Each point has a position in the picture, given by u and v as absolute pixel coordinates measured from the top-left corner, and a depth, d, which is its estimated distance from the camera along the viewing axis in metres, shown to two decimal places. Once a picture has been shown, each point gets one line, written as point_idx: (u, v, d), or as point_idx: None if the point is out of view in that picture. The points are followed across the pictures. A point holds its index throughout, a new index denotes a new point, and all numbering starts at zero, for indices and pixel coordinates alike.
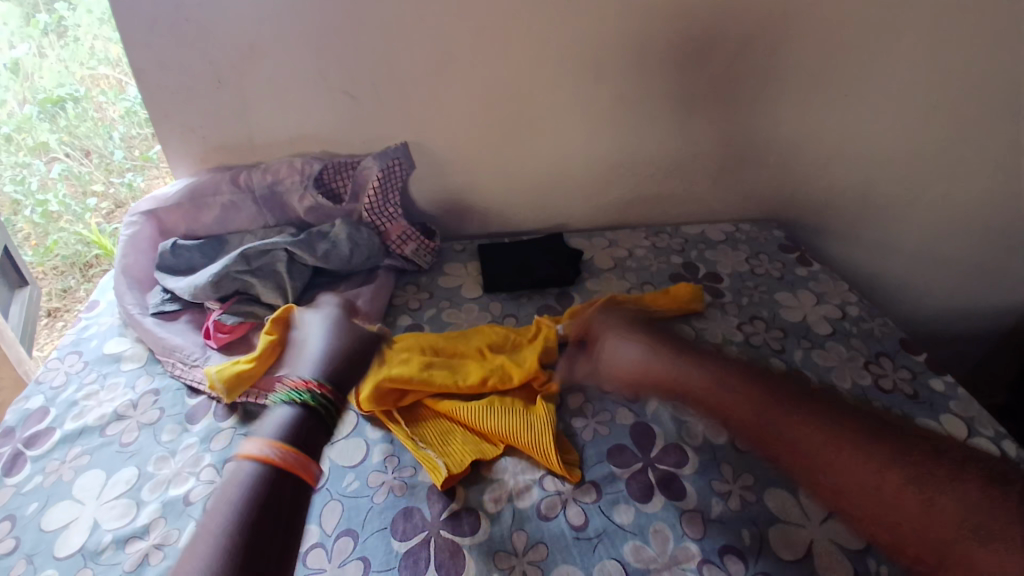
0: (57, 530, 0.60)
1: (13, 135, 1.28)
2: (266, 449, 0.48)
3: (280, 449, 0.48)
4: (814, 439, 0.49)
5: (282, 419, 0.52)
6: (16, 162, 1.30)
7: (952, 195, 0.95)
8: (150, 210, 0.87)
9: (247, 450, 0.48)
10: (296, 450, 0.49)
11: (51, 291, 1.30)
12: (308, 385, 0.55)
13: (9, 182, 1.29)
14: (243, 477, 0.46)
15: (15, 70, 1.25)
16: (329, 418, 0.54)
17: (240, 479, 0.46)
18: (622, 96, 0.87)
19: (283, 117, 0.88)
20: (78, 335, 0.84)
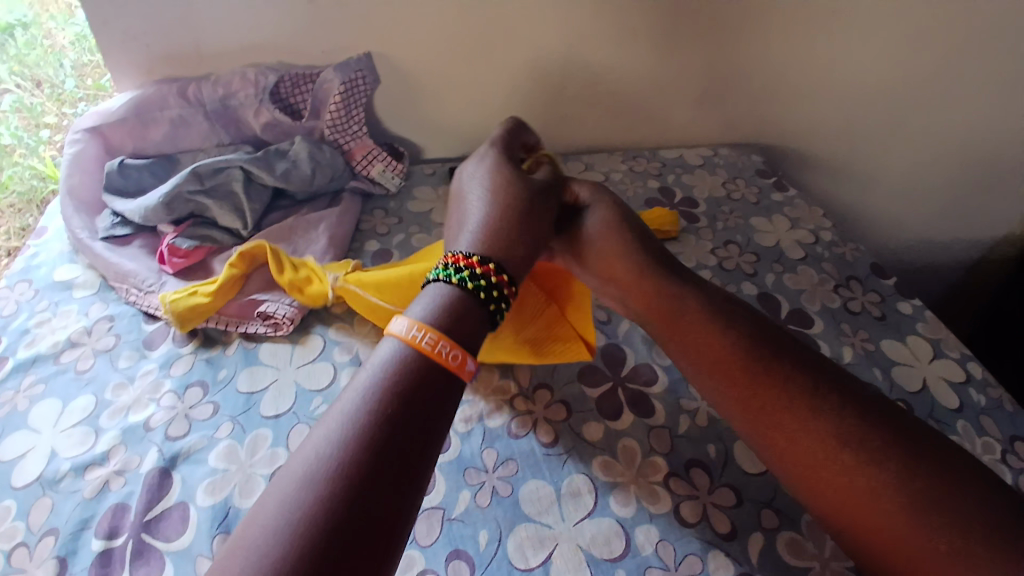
0: (14, 459, 0.59)
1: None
2: (416, 333, 0.46)
3: (435, 337, 0.46)
4: (820, 423, 0.47)
5: (443, 292, 0.50)
6: None
7: (933, 122, 0.93)
8: (94, 126, 0.80)
9: (395, 328, 0.46)
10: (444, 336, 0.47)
11: (8, 230, 1.01)
12: (464, 262, 0.53)
13: None
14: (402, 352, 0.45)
15: None
16: (495, 306, 0.52)
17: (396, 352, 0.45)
18: (602, 6, 0.81)
19: (233, 22, 0.80)
20: (27, 263, 0.79)
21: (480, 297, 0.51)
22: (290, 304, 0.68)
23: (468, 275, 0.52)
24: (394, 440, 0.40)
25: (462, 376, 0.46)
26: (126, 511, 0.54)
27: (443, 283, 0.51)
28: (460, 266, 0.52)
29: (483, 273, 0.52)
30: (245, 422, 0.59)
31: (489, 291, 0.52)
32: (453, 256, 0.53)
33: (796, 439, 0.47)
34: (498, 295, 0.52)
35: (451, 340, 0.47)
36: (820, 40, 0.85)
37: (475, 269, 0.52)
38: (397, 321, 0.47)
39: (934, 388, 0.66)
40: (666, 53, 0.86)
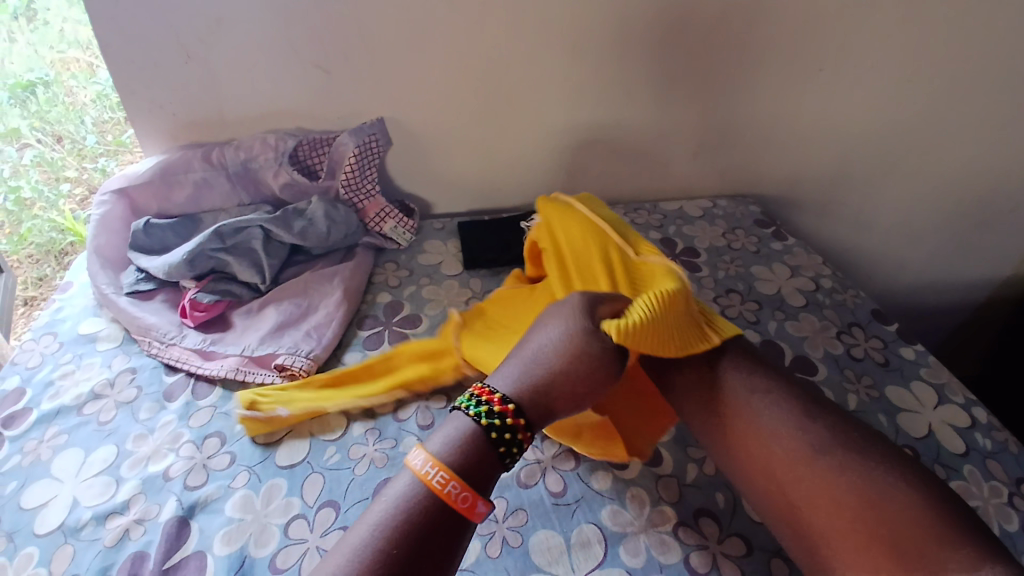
0: (35, 508, 0.60)
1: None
2: (429, 469, 0.47)
3: (439, 472, 0.47)
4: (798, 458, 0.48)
5: (460, 428, 0.49)
6: None
7: (924, 171, 0.96)
8: (121, 188, 0.85)
9: (413, 458, 0.48)
10: (458, 480, 0.46)
11: (26, 279, 1.26)
12: (489, 396, 0.51)
13: None
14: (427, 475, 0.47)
15: None
16: (508, 448, 0.50)
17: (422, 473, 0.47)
18: (601, 68, 0.86)
19: (256, 92, 0.86)
20: (52, 317, 0.82)
21: (492, 436, 0.49)
22: (305, 356, 0.71)
23: (485, 410, 0.50)
24: (418, 547, 0.43)
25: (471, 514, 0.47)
26: (144, 560, 0.55)
27: (464, 415, 0.50)
28: (474, 396, 0.52)
29: (502, 412, 0.50)
30: (261, 471, 0.61)
31: (502, 432, 0.49)
32: (479, 387, 0.53)
33: (774, 469, 0.49)
34: (508, 432, 0.50)
35: (463, 481, 0.47)
36: (809, 96, 0.90)
37: (487, 402, 0.51)
38: (414, 452, 0.49)
39: (940, 433, 0.66)
40: (663, 111, 0.91)
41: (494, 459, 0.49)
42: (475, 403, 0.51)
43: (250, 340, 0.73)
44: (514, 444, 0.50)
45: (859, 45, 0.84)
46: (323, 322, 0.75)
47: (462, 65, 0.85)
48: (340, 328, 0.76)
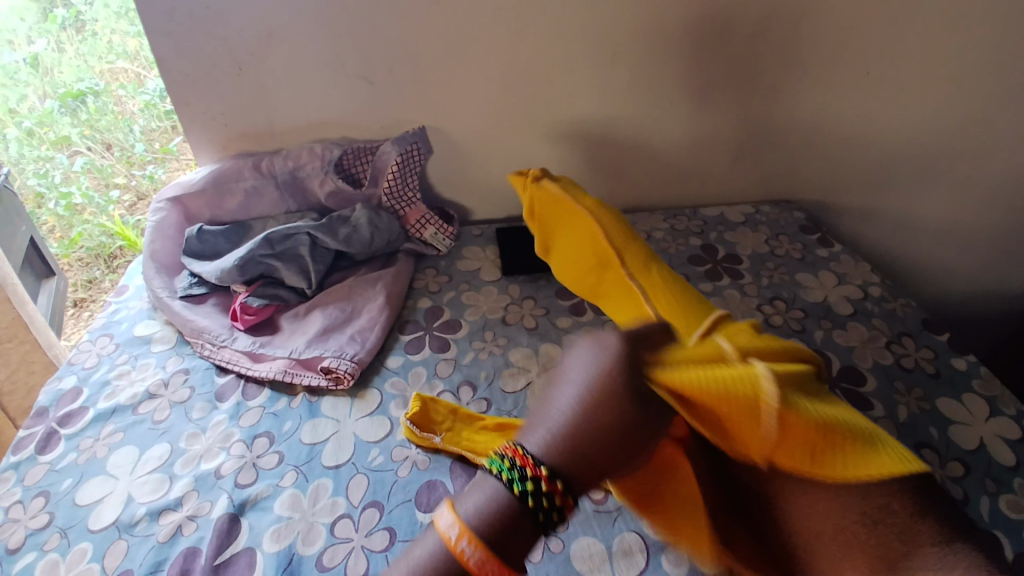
0: (90, 504, 0.63)
1: (35, 130, 1.33)
2: (455, 535, 0.38)
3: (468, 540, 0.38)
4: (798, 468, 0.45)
5: (487, 490, 0.40)
6: (40, 156, 1.35)
7: (979, 177, 0.92)
8: (176, 197, 0.89)
9: (440, 518, 0.40)
10: (484, 548, 0.38)
11: (76, 281, 1.34)
12: (520, 457, 0.40)
13: (33, 176, 1.34)
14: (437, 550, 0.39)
15: (36, 65, 1.31)
16: (545, 519, 0.39)
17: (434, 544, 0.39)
18: (642, 77, 0.86)
19: (302, 103, 0.89)
20: (109, 319, 0.86)
21: (528, 505, 0.39)
22: (350, 359, 0.72)
23: (516, 475, 0.39)
24: None
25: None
26: (196, 556, 0.57)
27: (495, 478, 0.40)
28: (508, 461, 0.40)
29: (535, 478, 0.39)
30: (308, 471, 0.63)
31: (538, 501, 0.39)
32: (512, 449, 0.41)
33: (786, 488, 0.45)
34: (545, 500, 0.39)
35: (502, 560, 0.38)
36: (856, 100, 0.87)
37: (535, 479, 0.39)
38: (442, 513, 0.40)
39: (992, 447, 0.63)
40: (701, 117, 0.90)
41: (525, 535, 0.39)
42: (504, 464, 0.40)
43: (297, 343, 0.75)
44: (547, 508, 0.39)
45: (910, 48, 0.82)
46: (367, 326, 0.77)
47: (502, 75, 0.86)
48: (383, 332, 0.78)
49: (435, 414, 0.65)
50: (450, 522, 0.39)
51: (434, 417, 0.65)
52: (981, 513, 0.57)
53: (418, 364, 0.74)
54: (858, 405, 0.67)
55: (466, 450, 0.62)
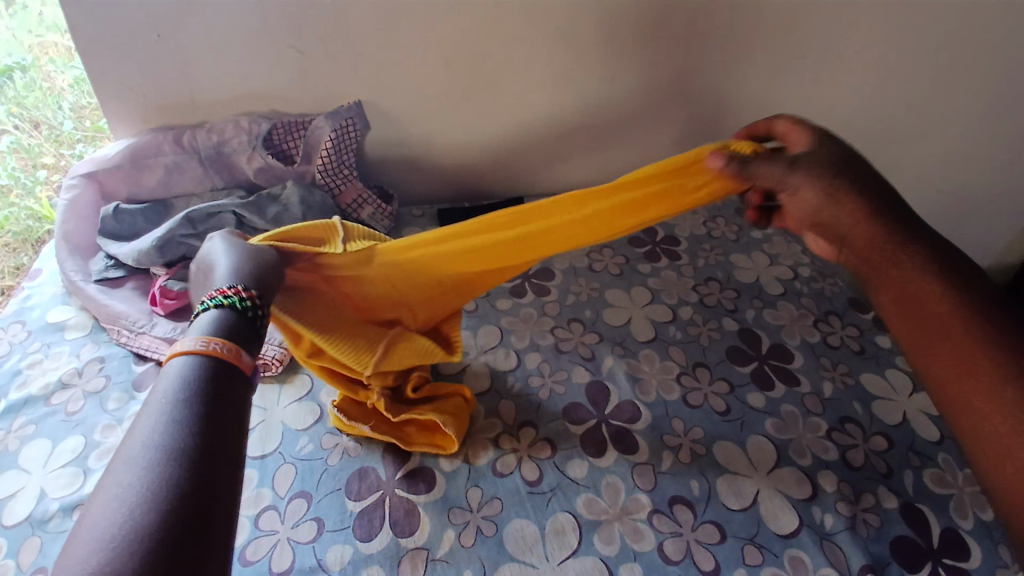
0: (4, 498, 0.59)
1: None
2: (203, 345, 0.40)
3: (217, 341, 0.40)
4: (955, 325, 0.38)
5: (203, 321, 0.43)
6: None
7: (904, 161, 0.97)
8: (90, 172, 0.83)
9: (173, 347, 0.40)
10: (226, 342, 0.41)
11: (3, 268, 1.13)
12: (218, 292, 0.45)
13: None
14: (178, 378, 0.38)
15: None
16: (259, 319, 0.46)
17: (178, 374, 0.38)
18: (584, 54, 0.85)
19: (228, 74, 0.83)
20: (20, 305, 0.80)
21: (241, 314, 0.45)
22: (279, 345, 0.68)
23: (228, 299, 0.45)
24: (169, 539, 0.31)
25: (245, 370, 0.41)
26: None
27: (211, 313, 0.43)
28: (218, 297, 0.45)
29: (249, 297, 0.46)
30: None
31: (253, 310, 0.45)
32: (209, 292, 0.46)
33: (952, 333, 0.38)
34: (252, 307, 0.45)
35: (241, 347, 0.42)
36: (790, 85, 0.89)
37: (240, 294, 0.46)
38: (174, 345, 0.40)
39: (916, 421, 0.66)
40: (645, 97, 0.90)
41: (247, 338, 0.44)
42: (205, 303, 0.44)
43: None
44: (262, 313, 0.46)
45: (840, 34, 0.84)
46: None
47: (441, 49, 0.83)
48: None
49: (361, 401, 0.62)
50: (180, 362, 0.39)
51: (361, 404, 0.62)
52: (905, 485, 0.60)
53: None
54: (785, 381, 0.69)
55: (398, 437, 0.60)
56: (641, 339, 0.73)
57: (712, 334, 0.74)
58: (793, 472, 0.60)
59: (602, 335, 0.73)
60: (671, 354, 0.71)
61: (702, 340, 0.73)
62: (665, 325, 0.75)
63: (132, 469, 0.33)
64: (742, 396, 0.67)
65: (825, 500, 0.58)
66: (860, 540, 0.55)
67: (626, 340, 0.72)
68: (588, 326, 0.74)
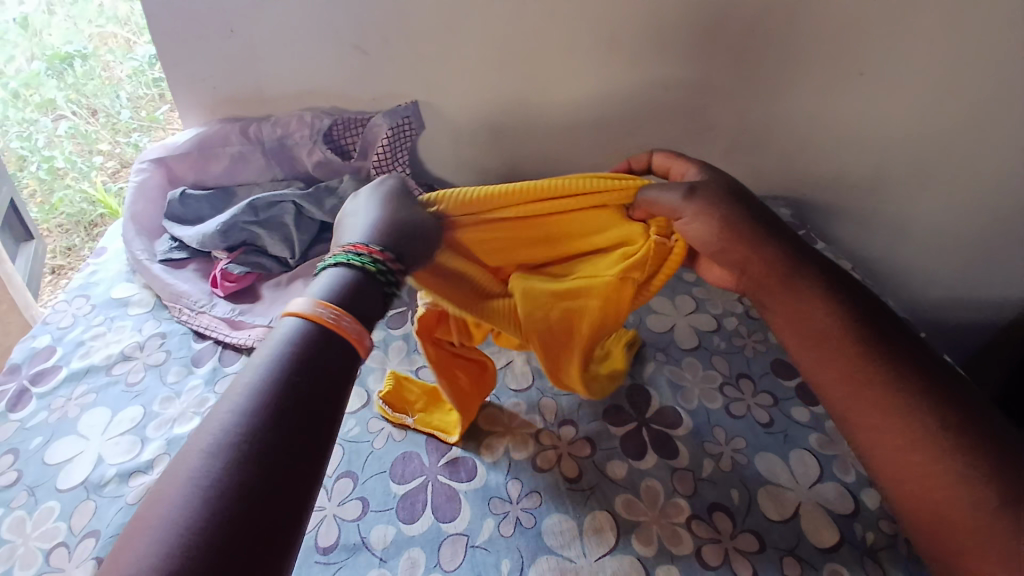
0: (61, 463, 0.62)
1: (21, 92, 1.39)
2: (319, 308, 0.41)
3: (335, 310, 0.42)
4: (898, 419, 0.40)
5: (335, 278, 0.44)
6: (23, 118, 1.40)
7: (963, 184, 0.94)
8: (159, 158, 0.87)
9: (294, 305, 0.41)
10: (342, 309, 0.42)
11: (57, 248, 1.38)
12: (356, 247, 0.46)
13: (16, 138, 1.39)
14: (295, 336, 0.40)
15: (25, 26, 1.38)
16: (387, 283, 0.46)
17: (291, 334, 0.40)
18: (636, 63, 0.86)
19: (293, 70, 0.87)
20: (86, 279, 0.84)
21: (376, 281, 0.45)
22: None
23: (367, 259, 0.45)
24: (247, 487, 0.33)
25: (360, 352, 0.42)
26: None
27: (344, 267, 0.45)
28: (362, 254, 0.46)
29: (381, 259, 0.46)
30: None
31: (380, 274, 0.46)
32: (352, 243, 0.47)
33: (908, 457, 0.39)
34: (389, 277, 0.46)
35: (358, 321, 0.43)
36: (847, 100, 0.88)
37: (375, 256, 0.46)
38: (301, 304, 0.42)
39: None
40: (695, 108, 0.90)
41: (375, 300, 0.45)
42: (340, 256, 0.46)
43: (277, 313, 0.75)
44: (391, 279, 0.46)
45: (903, 50, 0.83)
46: None
47: (498, 53, 0.85)
48: None
49: (415, 392, 0.65)
50: (293, 322, 0.41)
51: (414, 394, 0.65)
52: None
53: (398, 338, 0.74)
54: None
55: (440, 429, 0.62)
56: (684, 347, 0.72)
57: (757, 346, 0.73)
58: (838, 488, 0.58)
59: (645, 340, 0.73)
60: (714, 363, 0.70)
61: (747, 351, 0.72)
62: (709, 334, 0.74)
63: (229, 413, 0.36)
64: (787, 409, 0.66)
65: (872, 517, 0.56)
66: (905, 560, 0.53)
67: (669, 347, 0.72)
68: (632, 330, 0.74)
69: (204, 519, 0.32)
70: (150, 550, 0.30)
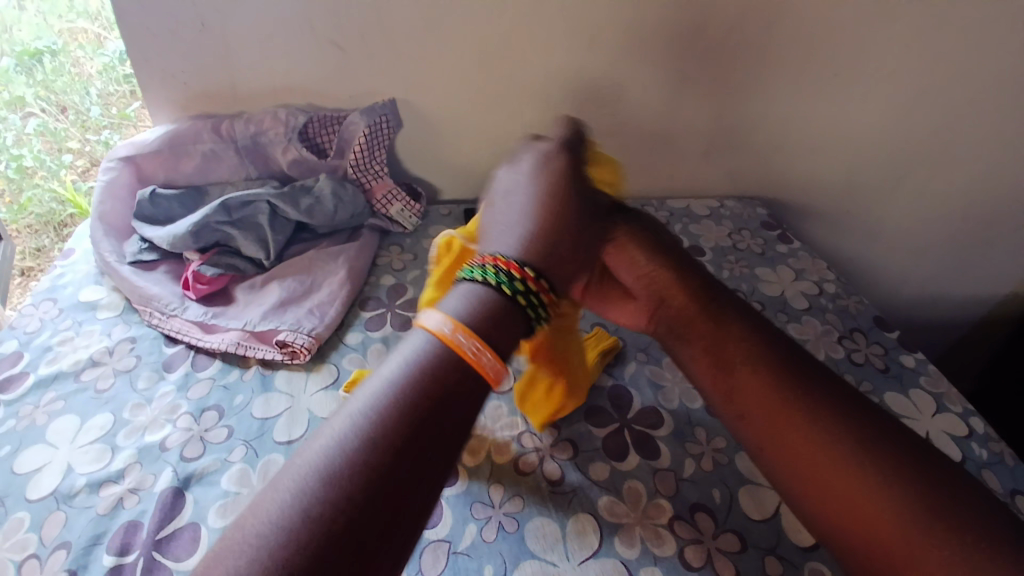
0: (29, 473, 0.60)
1: None
2: (449, 329, 0.40)
3: (468, 336, 0.40)
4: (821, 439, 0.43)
5: (478, 289, 0.44)
6: None
7: (934, 184, 0.96)
8: (128, 156, 0.84)
9: (427, 320, 0.41)
10: (475, 336, 0.40)
11: (25, 250, 1.33)
12: (506, 264, 0.46)
13: None
14: (424, 352, 0.39)
15: None
16: (523, 304, 0.45)
17: (419, 350, 0.40)
18: (617, 63, 0.86)
19: (268, 65, 0.85)
20: (53, 282, 0.81)
21: (517, 301, 0.45)
22: (307, 334, 0.70)
23: (506, 278, 0.45)
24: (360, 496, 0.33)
25: (486, 379, 0.40)
26: (138, 529, 0.55)
27: (478, 283, 0.45)
28: (504, 270, 0.46)
29: (529, 283, 0.46)
30: (259, 446, 0.61)
31: (519, 293, 0.45)
32: (485, 256, 0.48)
33: (828, 475, 0.42)
34: (534, 297, 0.46)
35: (496, 351, 0.41)
36: (824, 100, 0.89)
37: (520, 275, 0.46)
38: (431, 316, 0.41)
39: (938, 440, 0.66)
40: (676, 108, 0.90)
41: (507, 325, 0.44)
42: (489, 270, 0.46)
43: (252, 315, 0.73)
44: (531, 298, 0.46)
45: (879, 51, 0.84)
46: (327, 300, 0.75)
47: (478, 50, 0.84)
48: (342, 308, 0.76)
49: None
50: (423, 336, 0.40)
51: None
52: None
53: (377, 341, 0.73)
54: None
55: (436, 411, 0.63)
56: None
57: None
58: None
59: (626, 341, 0.73)
60: None
61: None
62: None
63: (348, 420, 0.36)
64: None
65: None
66: None
67: (650, 347, 0.72)
68: (613, 331, 0.74)
69: (303, 512, 0.32)
70: (261, 524, 0.32)
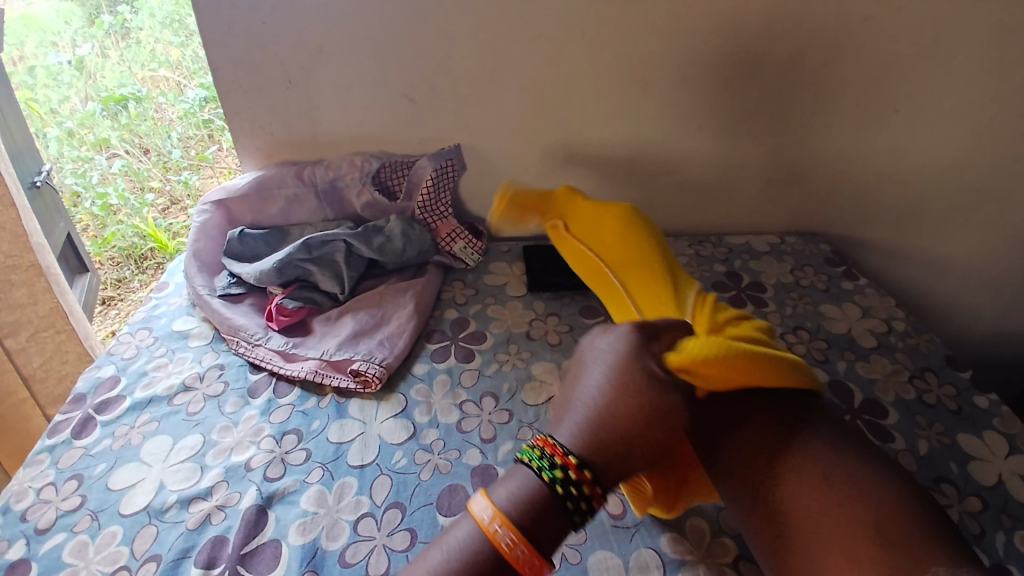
0: (123, 489, 0.66)
1: (76, 131, 1.51)
2: (494, 524, 0.44)
3: (505, 528, 0.44)
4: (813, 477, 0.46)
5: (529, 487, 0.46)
6: (79, 156, 1.52)
7: (1006, 220, 0.93)
8: (221, 200, 0.93)
9: (477, 509, 0.46)
10: (521, 538, 0.43)
11: (107, 280, 1.47)
12: (558, 454, 0.47)
13: (72, 175, 1.49)
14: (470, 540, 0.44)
15: (79, 67, 1.50)
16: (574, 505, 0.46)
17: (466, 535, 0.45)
18: (671, 105, 0.89)
19: (345, 116, 0.93)
20: (149, 313, 0.90)
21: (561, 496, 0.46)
22: (379, 364, 0.75)
23: (553, 467, 0.47)
24: None
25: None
26: (223, 544, 0.59)
27: (530, 469, 0.47)
28: (552, 461, 0.47)
29: (577, 476, 0.46)
30: (334, 469, 0.65)
31: (573, 493, 0.46)
32: (543, 440, 0.49)
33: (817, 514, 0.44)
34: (579, 495, 0.46)
35: (531, 544, 0.43)
36: (886, 136, 0.88)
37: (565, 465, 0.47)
38: (479, 501, 0.46)
39: (1012, 484, 0.63)
40: (728, 146, 0.92)
41: (559, 523, 0.45)
42: (544, 462, 0.47)
43: (329, 345, 0.78)
44: (582, 502, 0.46)
45: (942, 89, 0.83)
46: (396, 332, 0.80)
47: (538, 98, 0.89)
48: (411, 339, 0.80)
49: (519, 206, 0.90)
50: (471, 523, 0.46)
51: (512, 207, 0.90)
52: (997, 547, 0.57)
53: (443, 372, 0.76)
54: (878, 436, 0.67)
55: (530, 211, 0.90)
56: None
57: None
58: None
59: None
60: None
61: None
62: None
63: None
64: None
65: None
66: None
67: None
68: None
69: None
70: None
